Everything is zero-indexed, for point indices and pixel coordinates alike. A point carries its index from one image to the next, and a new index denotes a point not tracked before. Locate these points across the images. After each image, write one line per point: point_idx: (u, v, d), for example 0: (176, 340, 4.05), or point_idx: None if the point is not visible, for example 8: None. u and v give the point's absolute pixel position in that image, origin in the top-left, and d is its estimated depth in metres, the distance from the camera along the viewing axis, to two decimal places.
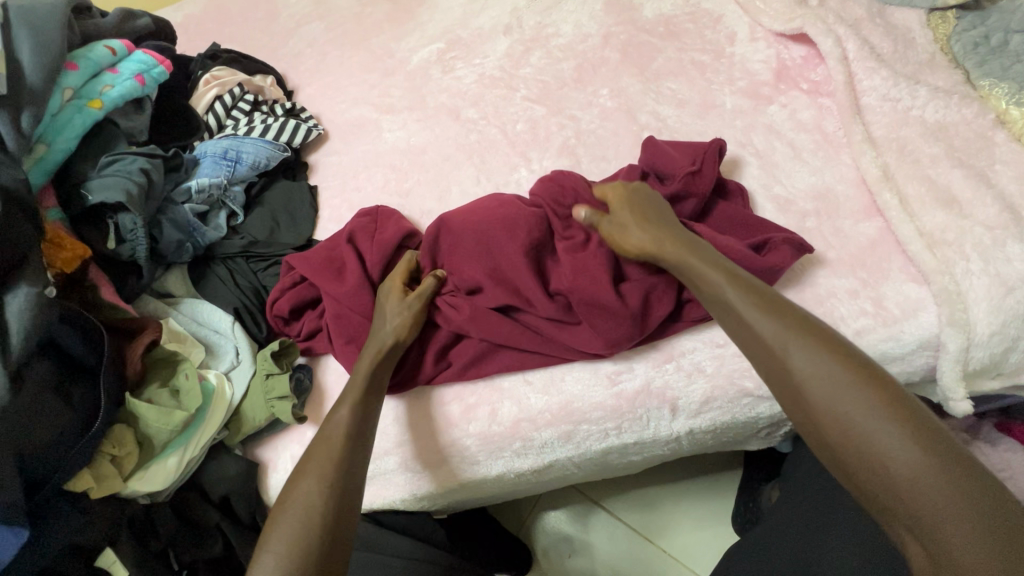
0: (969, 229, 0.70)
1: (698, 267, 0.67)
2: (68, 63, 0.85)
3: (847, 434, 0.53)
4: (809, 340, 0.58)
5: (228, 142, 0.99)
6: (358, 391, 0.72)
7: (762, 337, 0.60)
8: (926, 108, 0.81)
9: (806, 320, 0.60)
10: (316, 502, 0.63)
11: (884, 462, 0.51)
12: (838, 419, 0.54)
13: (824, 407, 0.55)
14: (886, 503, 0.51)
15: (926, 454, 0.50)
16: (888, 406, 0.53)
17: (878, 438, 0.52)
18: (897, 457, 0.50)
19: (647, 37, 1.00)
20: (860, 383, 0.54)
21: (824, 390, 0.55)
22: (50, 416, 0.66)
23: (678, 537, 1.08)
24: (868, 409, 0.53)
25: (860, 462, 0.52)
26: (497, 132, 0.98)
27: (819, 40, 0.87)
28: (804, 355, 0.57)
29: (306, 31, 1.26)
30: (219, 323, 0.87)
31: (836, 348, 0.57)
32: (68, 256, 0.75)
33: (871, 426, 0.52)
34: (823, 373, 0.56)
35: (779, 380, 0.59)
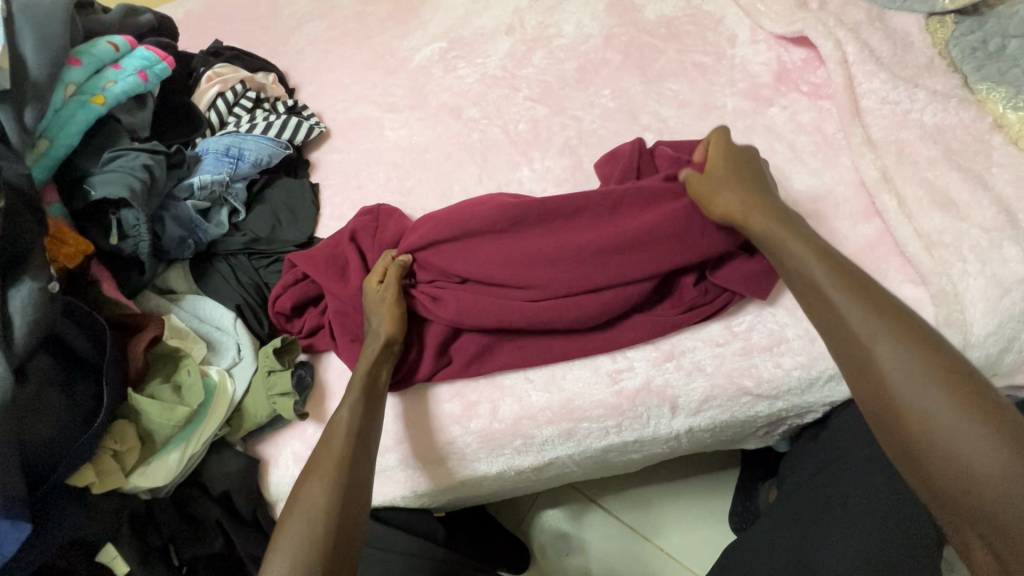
0: (966, 231, 0.71)
1: (784, 258, 0.66)
2: (71, 59, 0.85)
3: (934, 441, 0.50)
4: (907, 340, 0.55)
5: (229, 139, 0.99)
6: (359, 390, 0.72)
7: (846, 329, 0.58)
8: (925, 111, 0.82)
9: (905, 318, 0.57)
10: (323, 501, 0.63)
11: (974, 472, 0.48)
12: (929, 422, 0.51)
13: (912, 408, 0.52)
14: (972, 514, 0.48)
15: (1019, 466, 0.47)
16: (982, 413, 0.50)
17: (971, 445, 0.49)
18: (988, 469, 0.48)
19: (649, 39, 1.01)
20: (957, 388, 0.51)
21: (918, 391, 0.52)
22: (53, 410, 0.66)
23: (674, 536, 1.09)
24: (960, 414, 0.50)
25: (945, 467, 0.50)
26: (499, 131, 0.98)
27: (819, 43, 0.88)
28: (894, 351, 0.54)
29: (308, 29, 1.26)
30: (221, 319, 0.87)
31: (934, 349, 0.54)
32: (70, 251, 0.75)
33: (966, 432, 0.49)
34: (919, 374, 0.53)
35: (865, 378, 0.56)
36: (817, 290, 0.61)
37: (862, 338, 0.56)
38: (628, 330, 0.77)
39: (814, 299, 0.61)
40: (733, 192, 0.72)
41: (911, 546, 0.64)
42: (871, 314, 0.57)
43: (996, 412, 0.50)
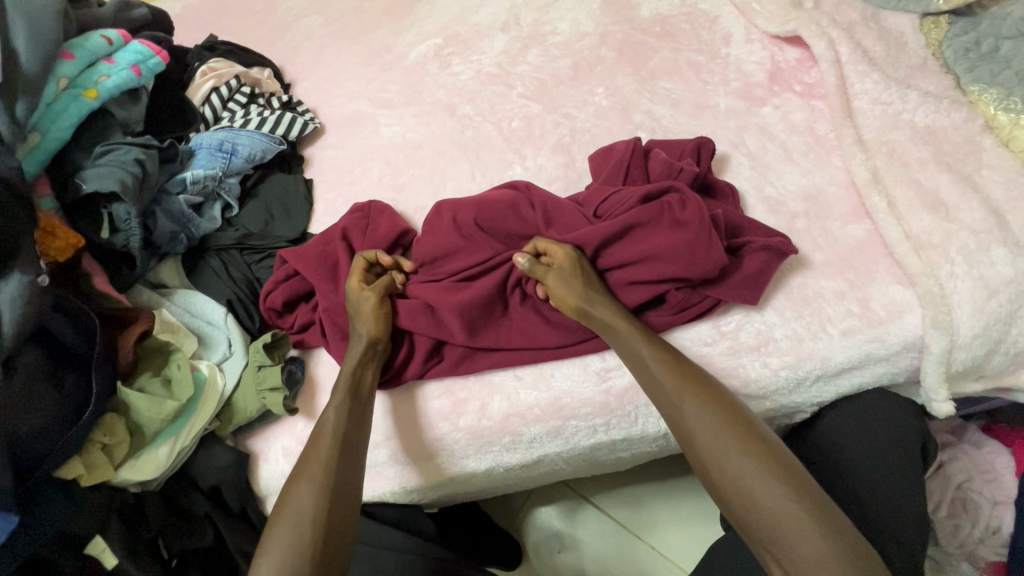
0: (955, 233, 0.71)
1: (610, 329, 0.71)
2: (64, 52, 0.85)
3: (724, 474, 0.59)
4: (695, 392, 0.64)
5: (223, 134, 0.99)
6: (342, 392, 0.72)
7: (653, 390, 0.66)
8: (917, 112, 0.82)
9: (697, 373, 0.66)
10: (308, 504, 0.63)
11: (753, 500, 0.57)
12: (719, 459, 0.60)
13: (707, 453, 0.61)
14: (756, 534, 0.57)
15: (779, 487, 0.57)
16: (752, 446, 0.60)
17: (748, 476, 0.58)
18: (761, 491, 0.57)
19: (643, 37, 1.01)
20: (733, 427, 0.61)
21: (708, 436, 0.61)
22: (41, 403, 0.66)
23: (665, 534, 1.09)
24: (736, 447, 0.60)
25: (743, 506, 0.57)
26: (492, 129, 0.98)
27: (813, 43, 0.88)
28: (690, 401, 0.64)
29: (304, 25, 1.26)
30: (213, 314, 0.87)
31: (719, 397, 0.64)
32: (61, 245, 0.75)
33: (742, 463, 0.59)
34: (708, 424, 0.62)
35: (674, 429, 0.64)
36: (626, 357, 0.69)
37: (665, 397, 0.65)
38: None
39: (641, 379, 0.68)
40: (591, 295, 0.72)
41: (894, 545, 0.64)
42: (673, 373, 0.65)
43: (765, 447, 0.60)
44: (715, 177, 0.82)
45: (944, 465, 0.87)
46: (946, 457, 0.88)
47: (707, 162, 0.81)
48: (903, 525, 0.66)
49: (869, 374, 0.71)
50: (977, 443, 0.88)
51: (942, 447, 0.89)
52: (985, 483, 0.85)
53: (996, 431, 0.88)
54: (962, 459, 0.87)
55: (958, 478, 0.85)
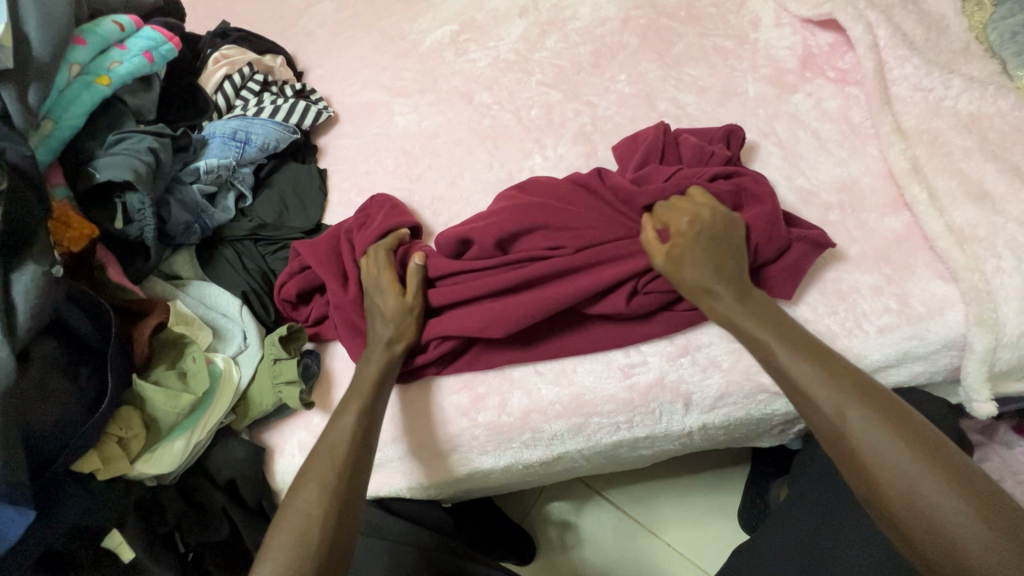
0: (1000, 225, 0.68)
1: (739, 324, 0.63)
2: (75, 38, 0.83)
3: (917, 515, 0.49)
4: (872, 412, 0.54)
5: (236, 123, 0.98)
6: (364, 396, 0.70)
7: (817, 407, 0.57)
8: (959, 99, 0.78)
9: (872, 389, 0.56)
10: (316, 508, 0.61)
11: (960, 550, 0.47)
12: (910, 495, 0.50)
13: (890, 488, 0.51)
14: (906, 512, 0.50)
15: (995, 534, 0.46)
16: (952, 480, 0.49)
17: (955, 519, 0.47)
18: (968, 537, 0.47)
19: (668, 22, 0.97)
20: (923, 455, 0.51)
21: (893, 465, 0.51)
22: (56, 396, 0.65)
23: (681, 531, 1.07)
24: (933, 482, 0.49)
25: (882, 476, 0.51)
26: (511, 117, 0.96)
27: (848, 27, 0.84)
28: (864, 422, 0.54)
29: (317, 11, 1.24)
30: (227, 306, 0.86)
31: (905, 418, 0.54)
32: (75, 235, 0.74)
33: (942, 501, 0.48)
34: (894, 453, 0.51)
35: (841, 455, 0.55)
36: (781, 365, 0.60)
37: (831, 416, 0.56)
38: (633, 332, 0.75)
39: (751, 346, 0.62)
40: (707, 278, 0.65)
41: None
42: (838, 387, 0.56)
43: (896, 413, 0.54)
44: (744, 167, 0.79)
45: (976, 466, 0.84)
46: (978, 458, 0.85)
47: (736, 151, 0.78)
48: None
49: (906, 373, 0.68)
50: (1010, 444, 0.85)
51: (974, 446, 0.86)
52: (1019, 485, 0.82)
53: None
54: (995, 460, 0.84)
55: (992, 480, 0.83)
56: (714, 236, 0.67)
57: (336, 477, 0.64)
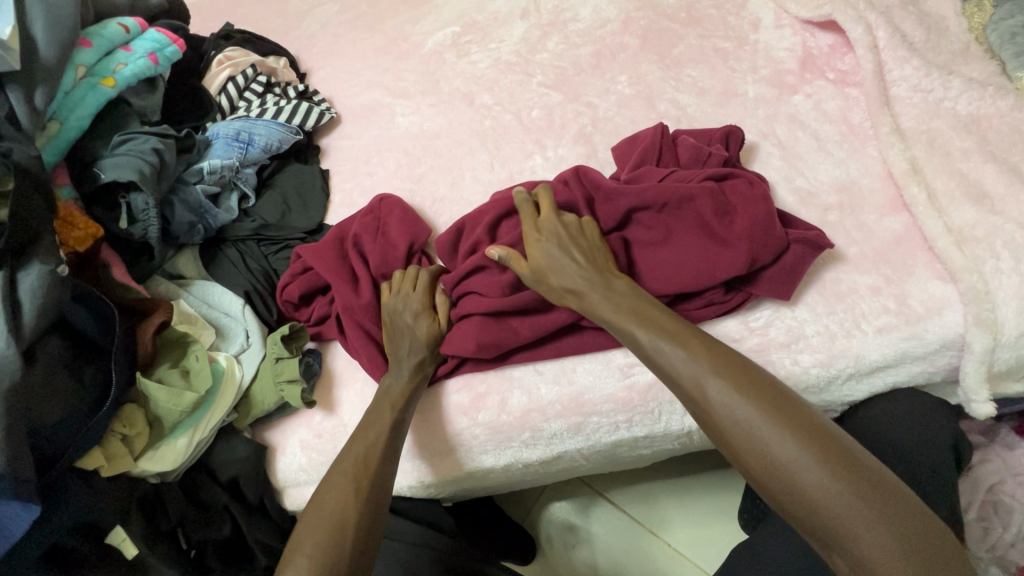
0: (1000, 226, 0.68)
1: (606, 315, 0.68)
2: (81, 40, 0.84)
3: (772, 473, 0.54)
4: (725, 379, 0.59)
5: (240, 124, 0.98)
6: (396, 407, 0.72)
7: (682, 382, 0.61)
8: (959, 100, 0.78)
9: (727, 357, 0.61)
10: (345, 509, 0.64)
11: (811, 500, 0.51)
12: (765, 453, 0.55)
13: (749, 449, 0.56)
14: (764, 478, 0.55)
15: (840, 481, 0.51)
16: (799, 436, 0.54)
17: (804, 472, 0.52)
18: (815, 488, 0.51)
19: (668, 23, 0.98)
20: (772, 415, 0.56)
21: (747, 427, 0.56)
22: (61, 394, 0.66)
23: (681, 531, 1.07)
24: (781, 440, 0.54)
25: (741, 447, 0.56)
26: (512, 118, 0.96)
27: (848, 28, 0.84)
28: (719, 390, 0.58)
29: (320, 13, 1.25)
30: (230, 305, 0.87)
31: (756, 383, 0.58)
32: (80, 235, 0.75)
33: (790, 455, 0.53)
34: (745, 420, 0.56)
35: (707, 423, 0.59)
36: (646, 347, 0.65)
37: (694, 390, 0.60)
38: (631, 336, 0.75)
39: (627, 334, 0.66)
40: (571, 275, 0.70)
41: None
42: (699, 366, 0.61)
43: (755, 383, 0.59)
44: (743, 167, 0.79)
45: (976, 467, 0.84)
46: (978, 458, 0.85)
47: (735, 152, 0.78)
48: None
49: (905, 373, 0.68)
50: (1010, 445, 0.85)
51: (973, 447, 0.86)
52: (1019, 486, 0.82)
53: None
54: (994, 461, 0.84)
55: (991, 481, 0.83)
56: (553, 242, 0.73)
57: (366, 482, 0.66)
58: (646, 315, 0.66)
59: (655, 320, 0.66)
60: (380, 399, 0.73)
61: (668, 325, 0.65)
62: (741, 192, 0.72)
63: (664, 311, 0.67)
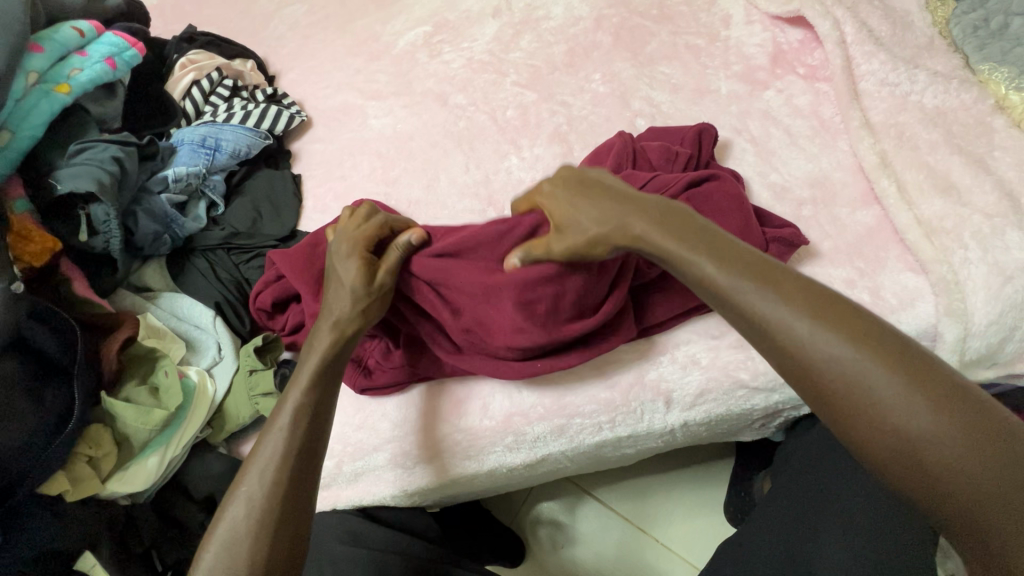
0: (968, 217, 0.69)
1: (674, 253, 0.58)
2: (32, 45, 0.80)
3: (889, 439, 0.46)
4: (828, 323, 0.49)
5: (206, 129, 0.95)
6: (303, 391, 0.64)
7: (773, 330, 0.51)
8: (925, 93, 0.79)
9: (826, 298, 0.51)
10: (247, 522, 0.56)
11: (937, 465, 0.44)
12: (883, 412, 0.46)
13: (861, 410, 0.47)
14: (926, 486, 0.44)
15: (970, 441, 0.43)
16: (927, 391, 0.46)
17: (925, 432, 0.44)
18: (943, 453, 0.44)
19: (640, 20, 0.98)
20: (893, 368, 0.47)
21: (858, 384, 0.47)
22: (20, 416, 0.63)
23: (671, 527, 1.08)
24: (898, 393, 0.46)
25: (885, 439, 0.46)
26: (486, 118, 0.95)
27: (816, 24, 0.85)
28: (825, 341, 0.49)
29: (287, 14, 1.21)
30: (201, 317, 0.84)
31: (866, 329, 0.49)
32: (36, 250, 0.71)
33: (909, 412, 0.45)
34: (903, 408, 0.45)
35: (809, 381, 0.49)
36: (731, 298, 0.54)
37: (829, 372, 0.48)
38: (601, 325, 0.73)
39: (735, 305, 0.54)
40: (584, 215, 0.64)
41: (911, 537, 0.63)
42: (837, 338, 0.49)
43: (910, 365, 0.47)
44: (717, 164, 0.79)
45: None
46: None
47: (709, 149, 0.79)
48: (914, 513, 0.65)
49: None
50: None
51: None
52: None
53: None
54: None
55: None
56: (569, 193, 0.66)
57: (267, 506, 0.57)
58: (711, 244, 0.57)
59: (729, 256, 0.56)
60: (290, 387, 0.65)
61: (744, 260, 0.55)
62: (719, 195, 0.72)
63: (733, 245, 0.57)
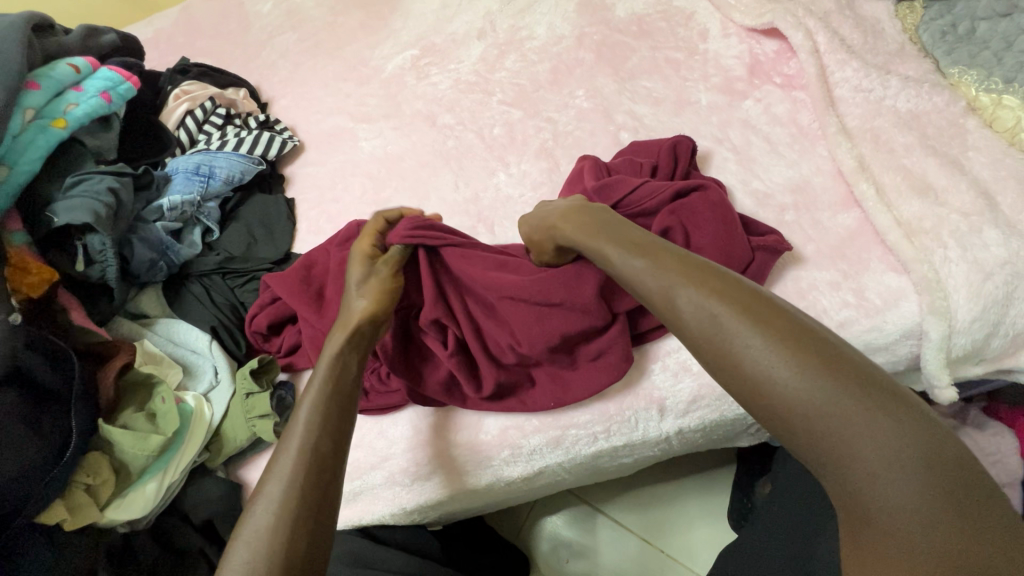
0: (946, 217, 0.71)
1: (579, 236, 0.65)
2: (29, 83, 0.83)
3: (761, 393, 0.46)
4: (697, 284, 0.52)
5: (199, 157, 0.97)
6: (318, 388, 0.65)
7: (654, 299, 0.54)
8: (898, 98, 0.81)
9: (703, 268, 0.53)
10: (268, 538, 0.53)
11: (815, 428, 0.44)
12: (759, 379, 0.46)
13: (731, 368, 0.48)
14: (801, 438, 0.45)
15: (836, 390, 0.44)
16: (806, 357, 0.45)
17: (792, 383, 0.45)
18: (798, 390, 0.45)
19: (621, 37, 1.00)
20: (752, 319, 0.48)
21: (731, 343, 0.48)
22: (18, 447, 0.64)
23: (676, 537, 1.07)
24: (765, 351, 0.47)
25: (757, 393, 0.47)
26: (474, 137, 0.97)
27: (790, 34, 0.87)
28: (693, 300, 0.51)
29: (278, 42, 1.25)
30: (196, 342, 0.85)
31: (733, 288, 0.51)
32: (33, 280, 0.73)
33: (775, 369, 0.46)
34: (772, 361, 0.46)
35: (685, 342, 0.52)
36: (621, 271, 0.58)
37: (705, 332, 0.50)
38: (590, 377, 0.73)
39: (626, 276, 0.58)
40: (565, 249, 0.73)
41: None
42: (710, 299, 0.50)
43: (777, 320, 0.48)
44: (699, 173, 0.81)
45: None
46: None
47: (689, 160, 0.80)
48: None
49: None
50: (980, 425, 0.88)
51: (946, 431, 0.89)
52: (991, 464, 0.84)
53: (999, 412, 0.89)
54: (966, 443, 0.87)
55: None
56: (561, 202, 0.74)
57: (297, 487, 0.56)
58: (621, 238, 0.61)
59: (619, 237, 0.62)
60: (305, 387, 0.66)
61: (645, 244, 0.59)
62: (704, 206, 0.73)
63: (630, 231, 0.62)
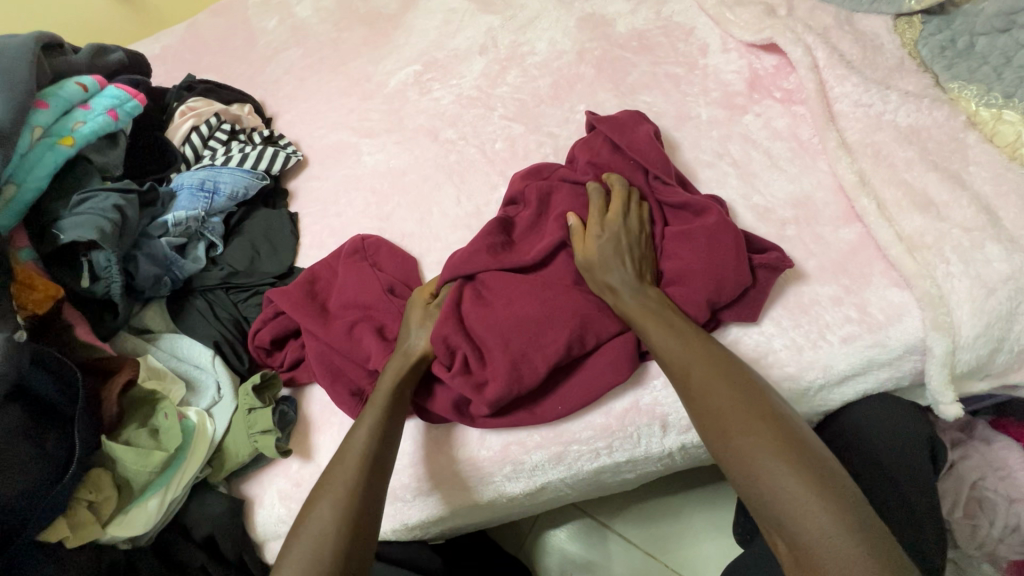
0: (947, 231, 0.70)
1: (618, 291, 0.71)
2: (38, 101, 0.84)
3: (740, 463, 0.56)
4: (710, 368, 0.62)
5: (204, 173, 0.98)
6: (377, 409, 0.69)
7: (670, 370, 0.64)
8: (898, 112, 0.81)
9: (718, 357, 0.63)
10: (332, 540, 0.59)
11: (790, 517, 0.51)
12: (741, 453, 0.56)
13: (721, 439, 0.58)
14: (764, 507, 0.53)
15: (801, 475, 0.53)
16: (789, 450, 0.54)
17: (765, 461, 0.54)
18: (770, 468, 0.54)
19: (621, 52, 1.01)
20: (749, 407, 0.58)
21: (727, 419, 0.58)
22: (21, 465, 0.64)
23: (681, 552, 1.06)
24: (751, 431, 0.56)
25: (736, 463, 0.56)
26: (476, 151, 0.98)
27: (789, 50, 0.88)
28: (701, 379, 0.61)
29: (283, 58, 1.26)
30: (199, 356, 0.86)
31: (740, 380, 0.61)
32: (39, 297, 0.74)
33: (758, 448, 0.55)
34: (753, 441, 0.55)
35: (689, 409, 0.62)
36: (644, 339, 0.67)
37: (707, 406, 0.60)
38: (596, 380, 0.73)
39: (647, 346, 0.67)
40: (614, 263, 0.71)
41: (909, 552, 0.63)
42: (715, 382, 0.60)
43: (772, 414, 0.58)
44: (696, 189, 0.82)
45: (958, 465, 0.87)
46: (959, 456, 0.87)
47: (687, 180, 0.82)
48: (917, 532, 0.65)
49: (873, 380, 0.69)
50: (988, 440, 0.88)
51: (953, 446, 0.88)
52: (1000, 480, 0.84)
53: (1007, 427, 0.88)
54: (975, 457, 0.86)
55: (975, 477, 0.85)
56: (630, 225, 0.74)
57: (357, 498, 0.63)
58: (651, 306, 0.68)
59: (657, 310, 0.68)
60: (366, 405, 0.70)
61: (673, 322, 0.67)
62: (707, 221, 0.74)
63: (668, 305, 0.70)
